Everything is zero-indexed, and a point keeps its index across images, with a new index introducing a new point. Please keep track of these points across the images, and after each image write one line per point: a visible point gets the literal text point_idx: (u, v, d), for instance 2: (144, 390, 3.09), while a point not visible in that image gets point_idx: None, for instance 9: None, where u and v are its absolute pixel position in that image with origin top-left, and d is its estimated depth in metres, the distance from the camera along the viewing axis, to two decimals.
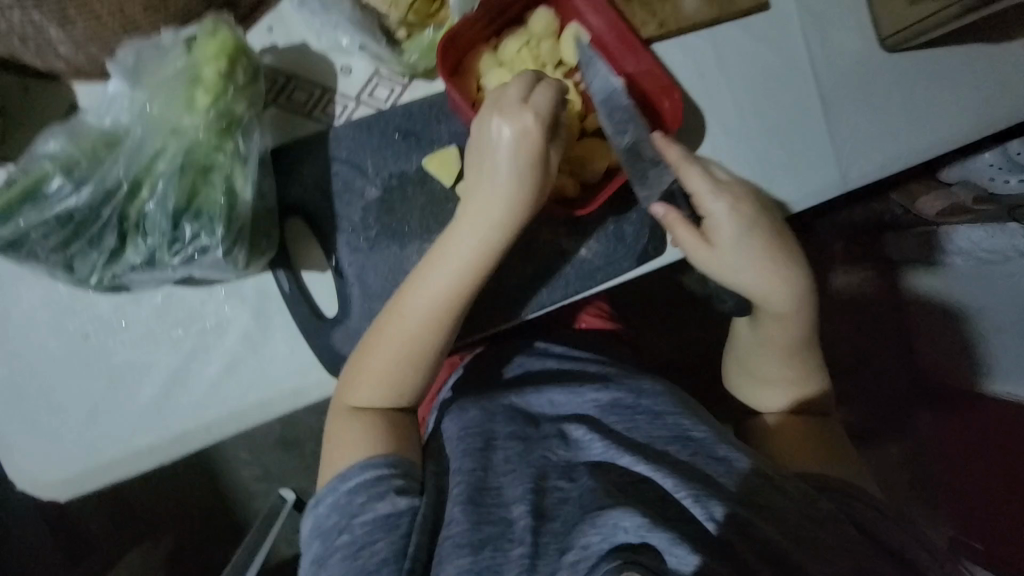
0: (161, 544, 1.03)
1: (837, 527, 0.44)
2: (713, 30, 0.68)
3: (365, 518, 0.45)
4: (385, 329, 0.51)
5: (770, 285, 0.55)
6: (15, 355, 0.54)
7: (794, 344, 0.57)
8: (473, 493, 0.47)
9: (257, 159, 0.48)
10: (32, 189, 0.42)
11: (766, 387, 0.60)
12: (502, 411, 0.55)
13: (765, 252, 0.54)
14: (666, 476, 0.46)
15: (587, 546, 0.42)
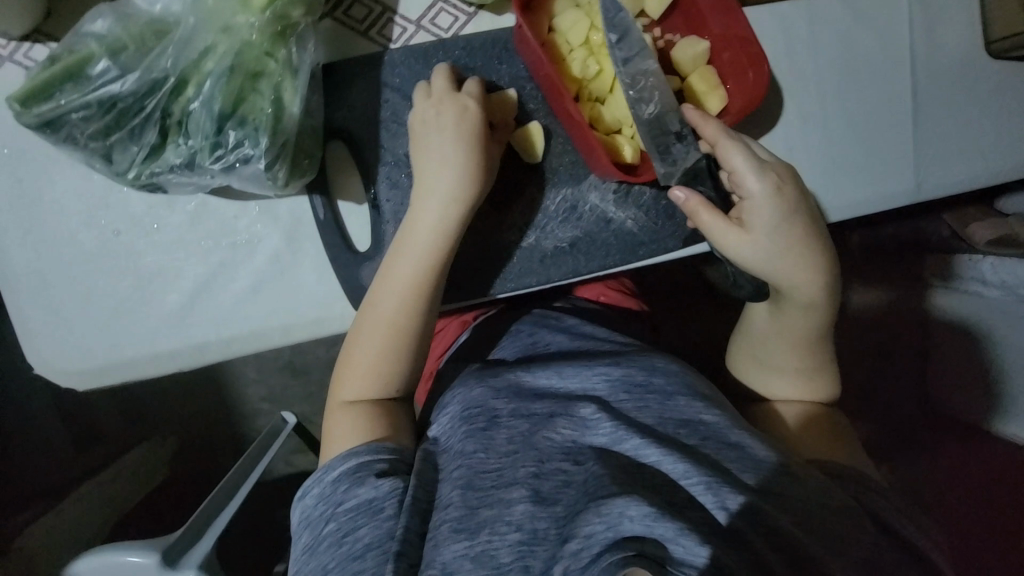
0: (166, 447, 1.05)
1: (854, 524, 0.42)
2: (810, 2, 0.62)
3: (349, 505, 0.45)
4: (377, 290, 0.52)
5: (802, 273, 0.52)
6: (42, 243, 0.53)
7: (811, 336, 0.56)
8: (470, 477, 0.45)
9: (308, 72, 0.46)
10: (76, 69, 0.40)
11: (777, 375, 0.58)
12: (505, 387, 0.52)
13: (802, 240, 0.51)
14: (678, 462, 0.43)
15: (591, 536, 0.39)
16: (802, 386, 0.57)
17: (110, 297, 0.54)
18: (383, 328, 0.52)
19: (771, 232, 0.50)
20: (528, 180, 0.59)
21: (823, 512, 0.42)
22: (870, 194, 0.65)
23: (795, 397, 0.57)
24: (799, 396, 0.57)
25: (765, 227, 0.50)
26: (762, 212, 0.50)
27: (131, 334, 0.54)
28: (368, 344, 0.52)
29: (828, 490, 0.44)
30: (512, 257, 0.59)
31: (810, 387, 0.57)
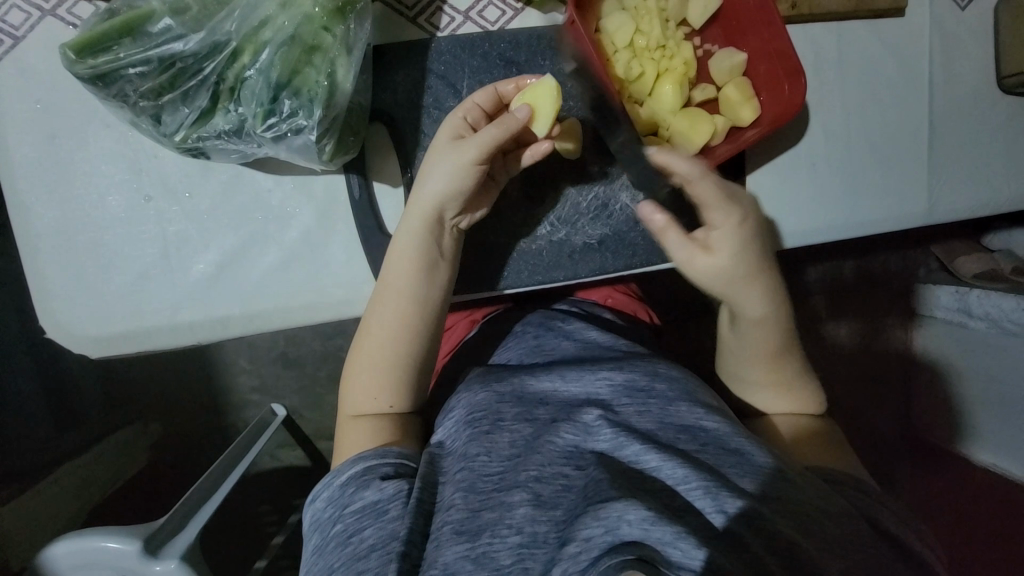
0: (149, 432, 1.01)
1: (853, 529, 0.40)
2: (842, 26, 0.64)
3: (355, 507, 0.44)
4: (380, 300, 0.52)
5: (752, 293, 0.51)
6: (70, 203, 0.52)
7: (779, 349, 0.54)
8: (472, 482, 0.44)
9: (362, 51, 0.46)
10: (135, 23, 0.40)
11: (756, 389, 0.56)
12: (511, 394, 0.50)
13: (754, 258, 0.50)
14: (678, 466, 0.41)
15: (589, 539, 0.36)
16: (791, 396, 0.56)
17: (137, 264, 0.53)
18: (386, 340, 0.52)
19: (722, 253, 0.49)
20: (560, 177, 0.60)
21: (823, 516, 0.40)
22: (884, 214, 0.67)
23: (783, 408, 0.56)
24: (787, 406, 0.56)
25: (721, 248, 0.49)
26: (721, 233, 0.49)
27: (152, 302, 0.53)
28: (373, 356, 0.52)
29: (826, 493, 0.42)
30: (541, 250, 0.60)
31: (796, 396, 0.56)
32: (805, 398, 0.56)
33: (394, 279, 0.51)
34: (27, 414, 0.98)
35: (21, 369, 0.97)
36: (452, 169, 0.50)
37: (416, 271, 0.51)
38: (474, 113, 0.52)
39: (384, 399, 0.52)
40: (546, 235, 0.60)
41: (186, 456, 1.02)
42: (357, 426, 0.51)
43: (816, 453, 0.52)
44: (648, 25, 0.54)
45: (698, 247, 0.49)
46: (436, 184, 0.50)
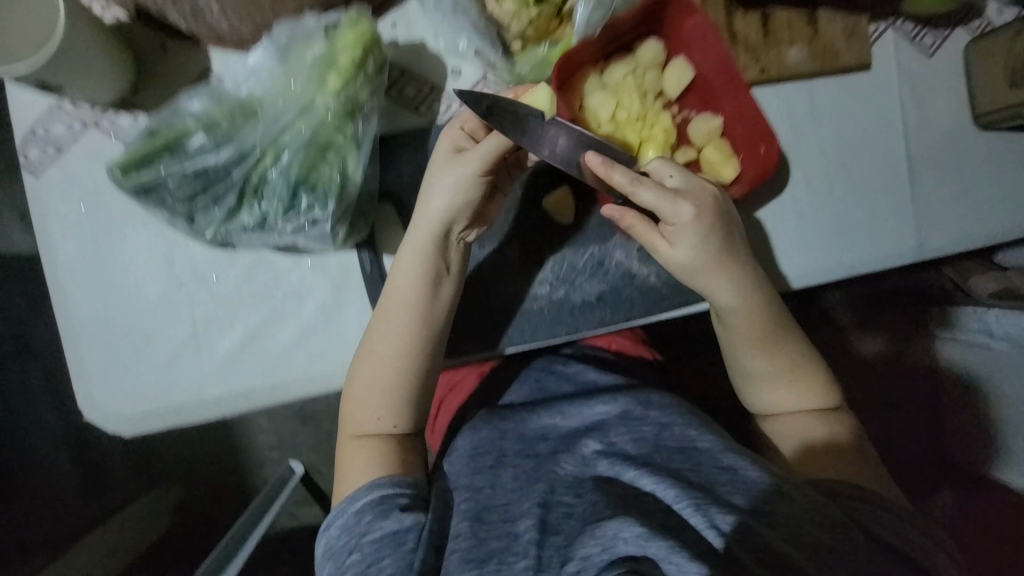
0: (172, 493, 1.04)
1: (844, 536, 0.42)
2: (812, 83, 0.68)
3: (372, 537, 0.47)
4: (389, 305, 0.54)
5: (715, 283, 0.55)
6: (109, 291, 0.57)
7: (763, 335, 0.56)
8: (479, 511, 0.48)
9: (370, 145, 0.52)
10: (174, 141, 0.46)
11: (771, 385, 0.56)
12: (513, 430, 0.56)
13: (714, 249, 0.54)
14: (669, 487, 0.45)
15: (587, 558, 0.41)
16: (794, 388, 0.56)
17: (168, 343, 0.57)
18: (396, 341, 0.53)
19: (681, 245, 0.54)
20: (554, 235, 0.64)
21: (817, 527, 0.42)
22: (872, 251, 0.69)
23: (787, 400, 0.56)
24: (789, 403, 0.56)
25: (681, 242, 0.54)
26: (677, 226, 0.54)
27: (182, 377, 0.57)
28: (380, 368, 0.54)
29: (820, 503, 0.43)
30: (542, 308, 0.63)
31: (800, 382, 0.56)
32: (812, 390, 0.56)
33: (401, 291, 0.54)
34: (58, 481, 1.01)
35: (52, 438, 1.01)
36: (456, 185, 0.53)
37: (422, 280, 0.54)
38: (471, 124, 0.56)
39: (389, 419, 0.54)
40: (546, 295, 0.63)
41: (206, 518, 1.03)
42: (361, 448, 0.53)
43: (819, 458, 0.52)
44: (627, 100, 0.60)
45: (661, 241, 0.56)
46: (443, 201, 0.54)
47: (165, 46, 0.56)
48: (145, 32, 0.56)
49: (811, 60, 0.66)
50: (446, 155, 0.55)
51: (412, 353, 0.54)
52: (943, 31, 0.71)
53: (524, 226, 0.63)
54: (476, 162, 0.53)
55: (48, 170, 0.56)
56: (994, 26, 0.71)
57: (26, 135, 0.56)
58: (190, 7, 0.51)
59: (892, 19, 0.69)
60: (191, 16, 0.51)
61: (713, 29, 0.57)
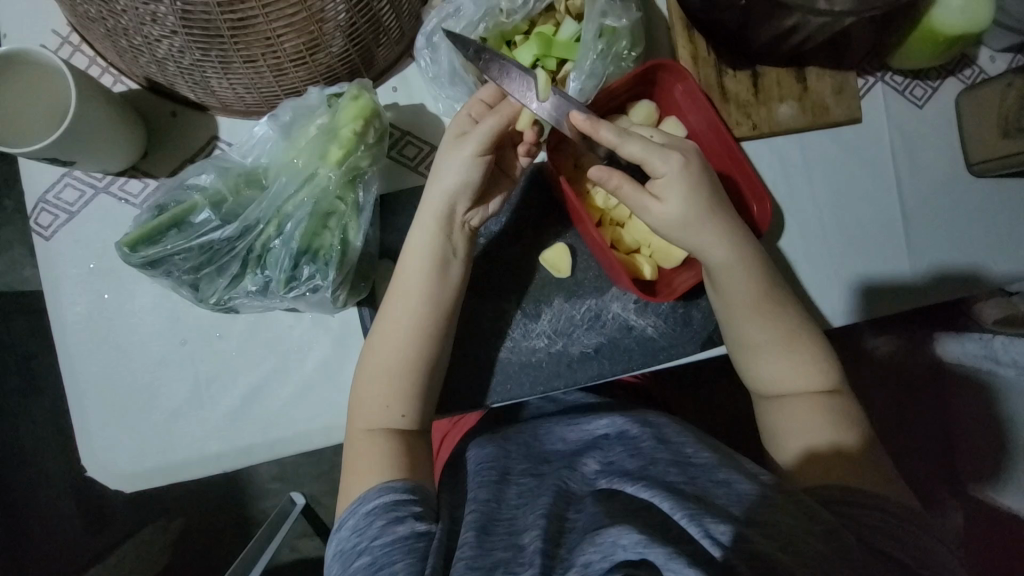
0: (171, 528, 1.02)
1: (842, 543, 0.40)
2: (804, 136, 0.69)
3: (384, 539, 0.44)
4: (398, 289, 0.54)
5: (706, 236, 0.53)
6: (116, 348, 0.58)
7: (759, 297, 0.54)
8: (484, 522, 0.47)
9: (371, 211, 0.53)
10: (181, 217, 0.48)
11: (766, 352, 0.54)
12: (516, 450, 0.57)
13: (701, 204, 0.52)
14: (664, 499, 0.44)
15: (588, 565, 0.41)
16: (794, 362, 0.53)
17: (170, 401, 0.58)
18: (407, 324, 0.54)
19: (672, 200, 0.52)
20: (551, 280, 0.64)
21: (810, 534, 0.40)
22: (873, 289, 0.69)
23: (788, 374, 0.53)
24: (790, 386, 0.53)
25: (669, 197, 0.52)
26: (665, 179, 0.52)
27: (183, 433, 0.58)
28: (388, 355, 0.53)
29: (813, 510, 0.42)
30: (542, 361, 0.64)
31: (801, 355, 0.54)
32: (814, 364, 0.53)
33: (411, 277, 0.54)
34: (57, 514, 1.00)
35: (51, 471, 1.00)
36: (465, 167, 0.53)
37: (432, 268, 0.54)
38: (478, 108, 0.55)
39: (399, 410, 0.53)
40: (546, 349, 0.64)
41: (205, 555, 1.02)
42: (368, 442, 0.51)
43: (821, 466, 0.49)
44: None
45: (651, 198, 0.52)
46: (451, 181, 0.54)
47: (176, 115, 0.59)
48: (159, 102, 0.59)
49: (802, 115, 0.68)
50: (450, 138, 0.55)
51: (411, 394, 0.54)
52: (935, 82, 0.72)
53: (523, 271, 0.65)
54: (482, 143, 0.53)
55: (58, 233, 0.58)
56: (986, 74, 0.72)
57: (37, 202, 0.58)
58: (200, 82, 0.53)
59: (881, 73, 0.71)
60: (202, 89, 0.54)
61: (702, 92, 0.60)
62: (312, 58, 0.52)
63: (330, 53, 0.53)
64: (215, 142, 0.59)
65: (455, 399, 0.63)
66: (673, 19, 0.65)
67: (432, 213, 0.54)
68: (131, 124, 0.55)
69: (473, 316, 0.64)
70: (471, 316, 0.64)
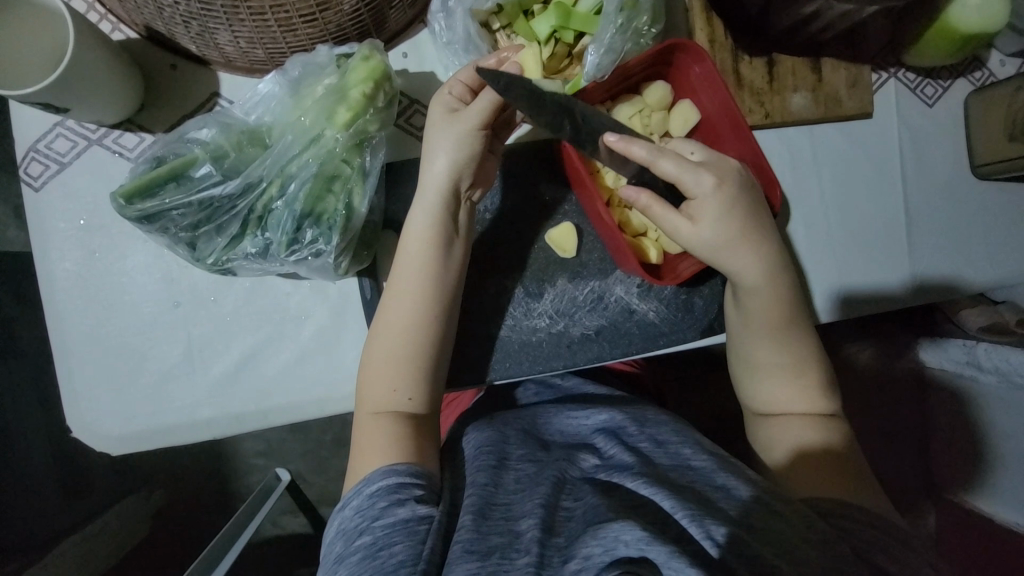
0: (153, 499, 1.01)
1: (835, 554, 0.41)
2: (816, 129, 0.69)
3: (385, 520, 0.44)
4: (402, 270, 0.53)
5: (739, 259, 0.54)
6: (106, 308, 0.56)
7: (779, 322, 0.55)
8: (481, 506, 0.47)
9: (377, 175, 0.52)
10: (180, 170, 0.46)
11: (769, 377, 0.55)
12: (515, 434, 0.56)
13: (736, 220, 0.53)
14: (665, 497, 0.44)
15: (588, 558, 0.40)
16: (793, 387, 0.54)
17: (160, 363, 0.56)
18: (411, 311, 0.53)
19: (703, 222, 0.53)
20: (555, 258, 0.64)
21: (802, 540, 0.41)
22: (873, 287, 0.69)
23: (789, 400, 0.54)
24: (786, 405, 0.54)
25: (702, 218, 0.53)
26: (700, 201, 0.52)
27: (174, 397, 0.56)
28: (393, 337, 0.53)
29: (809, 521, 0.43)
30: (541, 341, 0.63)
31: (806, 381, 0.54)
32: (816, 392, 0.54)
33: (410, 264, 0.53)
34: (35, 483, 0.97)
35: (29, 438, 0.97)
36: (457, 143, 0.53)
37: (435, 248, 0.53)
38: (459, 89, 0.54)
39: (404, 373, 0.52)
40: (546, 329, 0.63)
41: (188, 528, 1.01)
42: (373, 425, 0.51)
43: (816, 477, 0.49)
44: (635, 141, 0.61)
45: (684, 217, 0.53)
46: (445, 160, 0.53)
47: (175, 67, 0.57)
48: (158, 53, 0.57)
49: (815, 106, 0.67)
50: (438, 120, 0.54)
51: (412, 363, 0.52)
52: (945, 81, 0.71)
53: (527, 249, 0.64)
54: (473, 134, 0.53)
55: (47, 184, 0.55)
56: (995, 77, 0.72)
57: (27, 151, 0.56)
58: (201, 31, 0.51)
59: (894, 69, 0.70)
60: (203, 38, 0.52)
61: (721, 78, 0.58)
62: (321, 16, 0.50)
63: (340, 13, 0.51)
64: (216, 99, 0.57)
65: (452, 378, 0.62)
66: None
67: (432, 191, 0.53)
68: (129, 74, 0.53)
69: (474, 292, 0.63)
70: (473, 295, 0.63)
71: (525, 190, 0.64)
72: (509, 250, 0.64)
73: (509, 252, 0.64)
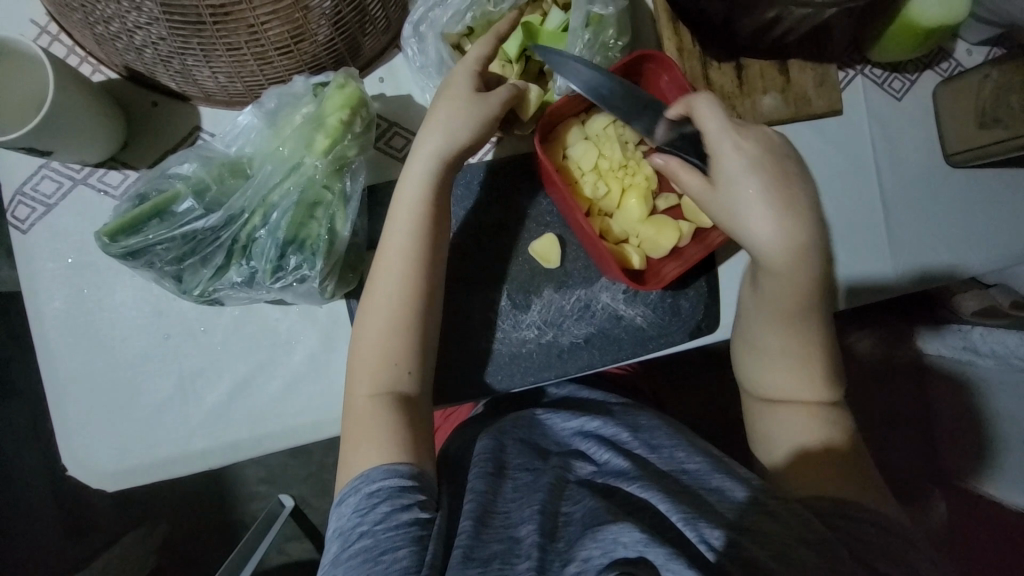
0: (156, 534, 1.00)
1: (829, 549, 0.41)
2: (789, 127, 0.70)
3: (388, 523, 0.44)
4: (385, 251, 0.53)
5: (769, 223, 0.51)
6: (97, 346, 0.56)
7: (802, 302, 0.53)
8: (481, 512, 0.48)
9: (358, 199, 0.53)
10: (163, 206, 0.47)
11: (775, 361, 0.55)
12: (513, 444, 0.56)
13: (768, 182, 0.51)
14: (661, 500, 0.45)
15: (587, 559, 0.43)
16: (788, 372, 0.54)
17: (153, 397, 0.57)
18: (397, 310, 0.52)
19: (732, 185, 0.51)
20: (539, 270, 0.65)
21: (798, 541, 0.41)
22: (858, 282, 0.70)
23: (787, 384, 0.54)
24: (788, 394, 0.54)
25: (740, 181, 0.51)
26: (722, 158, 0.51)
27: (167, 430, 0.56)
28: (380, 343, 0.52)
29: (804, 519, 0.43)
30: (531, 352, 0.64)
31: (813, 369, 0.54)
32: (820, 383, 0.54)
33: (395, 237, 0.53)
34: (36, 524, 0.97)
35: (30, 479, 0.97)
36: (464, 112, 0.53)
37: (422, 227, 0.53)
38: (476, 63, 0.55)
39: (406, 366, 0.52)
40: (535, 340, 0.64)
41: (191, 561, 1.01)
42: (371, 410, 0.50)
43: (816, 477, 0.49)
44: (609, 150, 0.61)
45: (704, 180, 0.53)
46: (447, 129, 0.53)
47: (157, 104, 0.58)
48: (140, 92, 0.58)
49: (786, 105, 0.69)
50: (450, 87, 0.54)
51: (404, 381, 0.53)
52: (912, 75, 0.73)
53: (511, 260, 0.65)
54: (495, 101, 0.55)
55: (35, 227, 0.56)
56: (962, 67, 0.74)
57: (14, 193, 0.56)
58: (180, 68, 0.52)
59: (861, 66, 0.72)
60: (182, 75, 0.53)
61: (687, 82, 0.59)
62: (297, 47, 0.52)
63: (315, 43, 0.52)
64: (198, 132, 0.58)
65: (442, 393, 0.63)
66: (658, 10, 0.66)
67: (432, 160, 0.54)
68: (111, 114, 0.54)
69: (460, 306, 0.64)
70: (463, 309, 0.64)
71: (508, 203, 0.65)
72: (494, 263, 0.64)
73: (494, 267, 0.64)
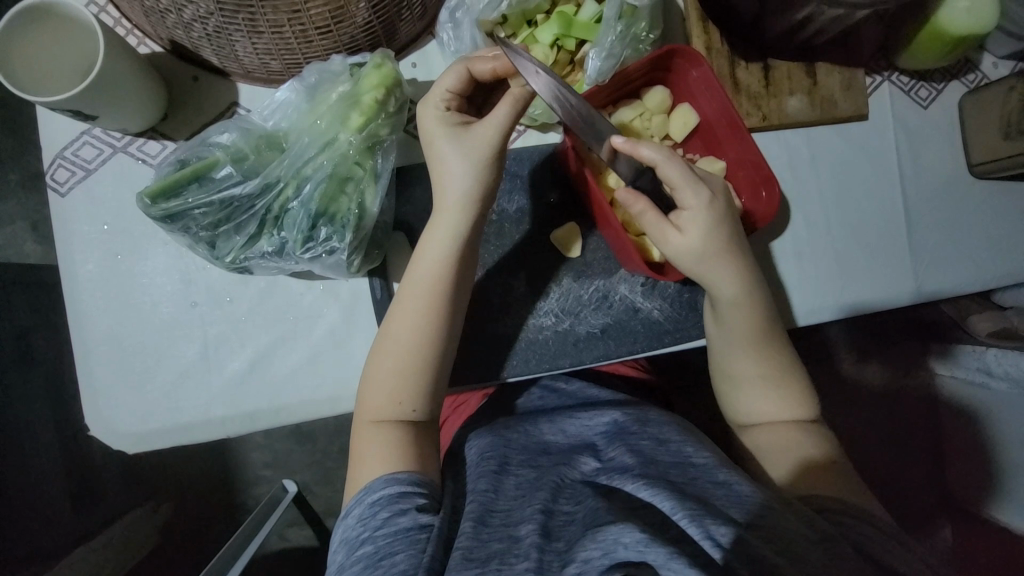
0: (160, 511, 1.01)
1: (837, 552, 0.41)
2: (813, 130, 0.71)
3: (387, 529, 0.45)
4: (407, 292, 0.54)
5: (723, 271, 0.56)
6: (126, 310, 0.58)
7: (760, 331, 0.58)
8: (482, 513, 0.47)
9: (388, 176, 0.54)
10: (202, 172, 0.49)
11: (752, 382, 0.57)
12: (518, 439, 0.56)
13: (722, 240, 0.55)
14: (665, 499, 0.43)
15: (588, 561, 0.39)
16: (759, 388, 0.57)
17: (176, 363, 0.58)
18: (415, 314, 0.53)
19: (692, 232, 0.54)
20: (558, 260, 0.65)
21: (802, 539, 0.40)
22: (875, 293, 0.70)
23: (772, 407, 0.56)
24: (774, 415, 0.56)
25: (692, 230, 0.54)
26: (690, 211, 0.54)
27: (188, 395, 0.58)
28: (397, 333, 0.53)
29: (810, 521, 0.43)
30: (547, 340, 0.64)
31: (791, 389, 0.57)
32: (800, 402, 0.56)
33: (418, 279, 0.54)
34: (45, 493, 0.98)
35: (43, 447, 0.99)
36: (467, 161, 0.54)
37: (446, 271, 0.54)
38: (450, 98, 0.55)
39: (411, 402, 0.53)
40: (550, 328, 0.64)
41: (192, 541, 1.01)
42: (373, 433, 0.52)
43: (812, 476, 0.50)
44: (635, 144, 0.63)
45: (671, 227, 0.54)
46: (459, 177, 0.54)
47: (197, 78, 0.60)
48: (182, 66, 0.60)
49: (811, 108, 0.69)
50: (439, 131, 0.54)
51: (421, 358, 0.53)
52: (939, 84, 0.73)
53: (530, 249, 0.65)
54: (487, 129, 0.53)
55: (73, 190, 0.58)
56: (989, 79, 0.74)
57: (54, 156, 0.58)
58: (222, 43, 0.53)
59: (888, 72, 0.72)
60: (224, 49, 0.54)
61: (717, 78, 0.60)
62: (335, 27, 0.53)
63: (355, 25, 0.54)
64: (235, 108, 0.60)
65: (455, 378, 0.63)
66: (688, 9, 0.67)
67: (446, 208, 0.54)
68: (154, 85, 0.56)
69: (477, 293, 0.64)
70: (480, 294, 0.64)
71: (529, 193, 0.66)
72: (512, 255, 0.65)
73: (513, 256, 0.65)
